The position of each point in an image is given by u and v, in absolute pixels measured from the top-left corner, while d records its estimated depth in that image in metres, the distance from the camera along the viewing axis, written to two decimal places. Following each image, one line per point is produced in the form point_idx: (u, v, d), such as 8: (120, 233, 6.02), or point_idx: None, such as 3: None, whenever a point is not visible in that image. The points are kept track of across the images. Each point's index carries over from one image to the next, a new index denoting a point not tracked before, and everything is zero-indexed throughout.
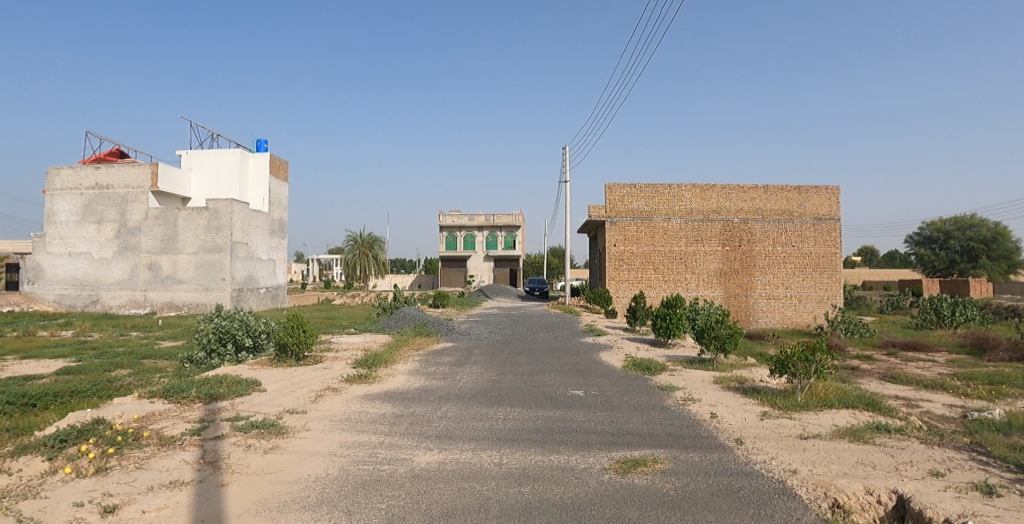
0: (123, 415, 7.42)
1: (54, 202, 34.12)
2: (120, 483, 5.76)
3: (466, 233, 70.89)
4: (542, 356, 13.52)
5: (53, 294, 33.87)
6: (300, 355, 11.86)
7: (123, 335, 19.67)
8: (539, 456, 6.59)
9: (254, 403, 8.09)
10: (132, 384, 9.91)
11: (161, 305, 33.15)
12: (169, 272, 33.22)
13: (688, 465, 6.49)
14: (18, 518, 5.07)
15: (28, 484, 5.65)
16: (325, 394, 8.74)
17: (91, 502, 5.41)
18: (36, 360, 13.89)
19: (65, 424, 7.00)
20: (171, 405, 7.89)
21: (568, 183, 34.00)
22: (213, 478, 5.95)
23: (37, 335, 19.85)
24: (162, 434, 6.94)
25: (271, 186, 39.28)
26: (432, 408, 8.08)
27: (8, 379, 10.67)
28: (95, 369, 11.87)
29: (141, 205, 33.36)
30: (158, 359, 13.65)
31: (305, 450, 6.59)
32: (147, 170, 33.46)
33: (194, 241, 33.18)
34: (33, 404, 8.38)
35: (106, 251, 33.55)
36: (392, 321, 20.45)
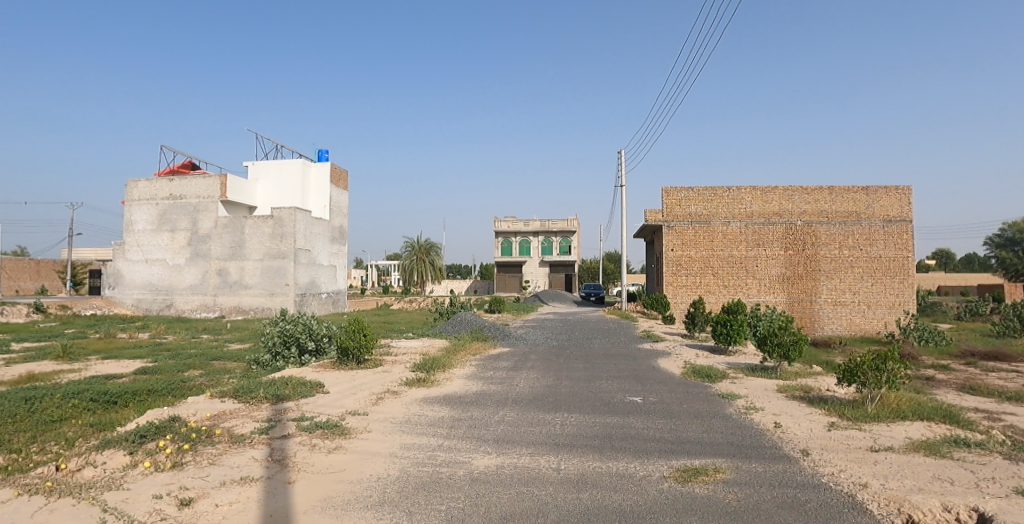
0: (197, 414, 7.78)
1: (133, 212, 36.31)
2: (195, 478, 6.11)
3: (522, 238, 71.07)
4: (598, 362, 13.40)
5: (131, 298, 36.04)
6: (360, 358, 12.17)
7: (196, 338, 20.78)
8: (598, 462, 6.54)
9: (319, 404, 8.32)
10: (203, 384, 10.41)
11: (229, 308, 34.70)
12: (237, 277, 34.79)
13: (751, 475, 6.28)
14: (104, 508, 5.51)
15: (112, 477, 6.06)
16: (385, 396, 8.93)
17: (169, 494, 5.80)
18: (116, 360, 14.83)
19: (143, 421, 7.40)
20: (242, 404, 8.26)
21: (623, 187, 33.67)
22: (281, 475, 6.22)
23: (117, 337, 21.18)
24: (232, 432, 7.23)
25: (333, 194, 40.51)
26: (489, 413, 8.12)
27: (93, 378, 11.41)
28: (169, 370, 12.55)
29: (211, 214, 35.14)
30: (226, 360, 14.33)
31: (367, 451, 6.74)
32: (217, 181, 35.19)
33: (260, 248, 34.66)
34: (114, 401, 8.88)
35: (180, 257, 35.50)
36: (450, 325, 20.73)
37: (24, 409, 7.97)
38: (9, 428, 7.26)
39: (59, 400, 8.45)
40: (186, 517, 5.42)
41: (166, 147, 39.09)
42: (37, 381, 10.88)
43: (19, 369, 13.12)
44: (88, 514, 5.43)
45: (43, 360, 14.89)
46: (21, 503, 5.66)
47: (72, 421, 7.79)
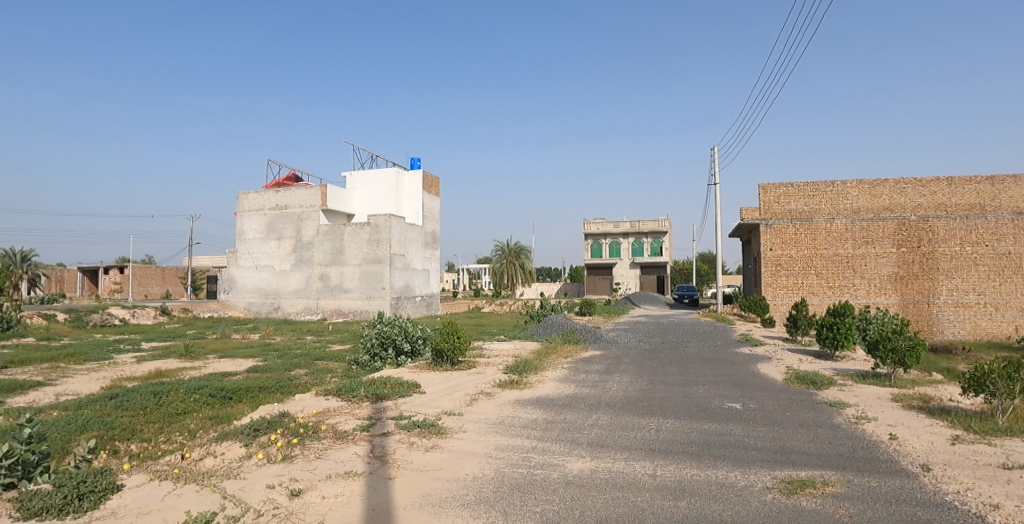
0: (304, 410, 8.29)
1: (244, 222, 39.39)
2: (304, 470, 6.52)
3: (612, 240, 70.29)
4: (694, 366, 12.99)
5: (243, 302, 39.05)
6: (454, 360, 12.52)
7: (301, 339, 22.23)
8: (695, 470, 6.36)
9: (415, 404, 8.64)
10: (308, 383, 11.10)
11: (331, 311, 36.67)
12: (337, 282, 36.78)
13: (864, 490, 5.87)
14: (225, 495, 6.08)
15: (230, 466, 6.59)
16: (479, 398, 9.14)
17: (281, 485, 6.25)
18: (232, 359, 16.15)
19: (257, 416, 7.99)
20: (344, 402, 8.73)
21: (717, 185, 32.49)
22: (382, 471, 6.52)
23: (233, 337, 23.07)
24: (336, 428, 7.64)
25: (425, 201, 41.97)
26: (581, 416, 8.10)
27: (212, 375, 12.49)
28: (278, 368, 13.50)
29: (313, 222, 37.44)
30: (328, 360, 15.20)
31: (463, 450, 6.94)
32: (318, 192, 37.46)
33: (358, 253, 36.47)
34: (230, 397, 9.62)
35: (285, 263, 38.06)
36: (540, 328, 20.91)
37: (155, 402, 8.85)
38: (144, 419, 8.08)
39: (184, 395, 9.31)
40: (297, 507, 5.85)
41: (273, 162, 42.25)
42: (167, 377, 12.06)
43: (152, 366, 14.62)
44: (211, 501, 6.02)
45: (171, 357, 16.49)
46: (154, 488, 6.31)
47: (194, 414, 8.51)
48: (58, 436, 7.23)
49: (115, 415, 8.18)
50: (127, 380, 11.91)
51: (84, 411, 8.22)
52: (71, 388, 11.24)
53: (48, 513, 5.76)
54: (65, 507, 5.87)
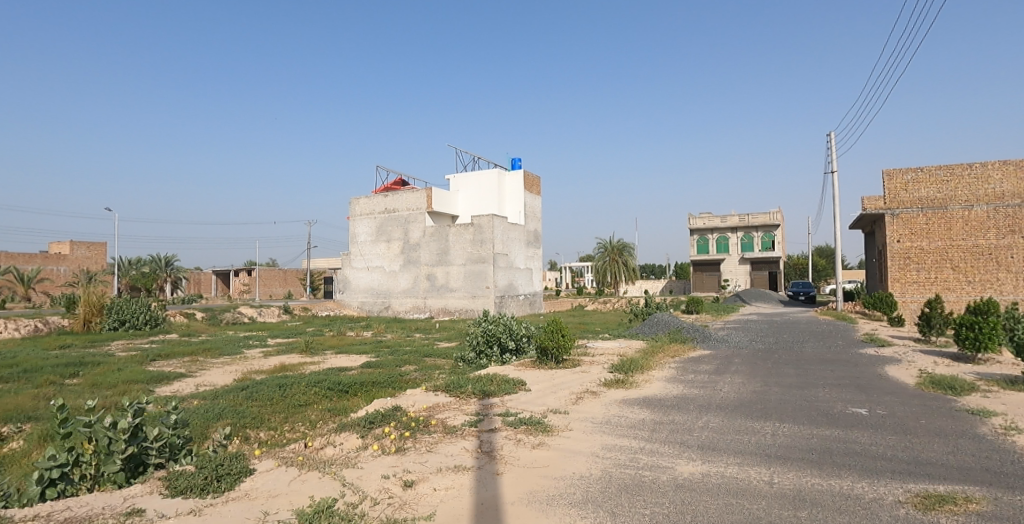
0: (415, 405, 8.59)
1: (356, 225, 41.54)
2: (416, 462, 6.76)
3: (719, 235, 68.08)
4: (812, 368, 12.25)
5: (356, 301, 41.27)
6: (559, 358, 12.54)
7: (410, 336, 23.22)
8: (816, 479, 5.98)
9: (521, 401, 8.73)
10: (417, 378, 11.53)
11: (438, 310, 37.98)
12: (443, 281, 38.04)
13: (1018, 510, 5.25)
14: (344, 483, 6.46)
15: (348, 455, 6.94)
16: (584, 396, 9.09)
17: (395, 476, 6.53)
18: (347, 354, 17.16)
19: (372, 409, 8.35)
20: (453, 398, 8.97)
21: (835, 173, 30.33)
22: (490, 466, 6.64)
23: (348, 334, 24.57)
24: (446, 422, 7.85)
25: (526, 201, 42.00)
26: (692, 417, 7.85)
27: (330, 369, 13.31)
28: (389, 364, 14.16)
29: (420, 224, 38.92)
30: (436, 357, 15.75)
31: (569, 449, 6.93)
32: (423, 194, 38.89)
33: (463, 253, 37.54)
34: (345, 391, 10.14)
35: (395, 264, 39.85)
36: (646, 327, 20.59)
37: (280, 394, 9.53)
38: (272, 409, 8.71)
39: (305, 388, 9.93)
40: (410, 498, 6.11)
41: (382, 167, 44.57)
42: (290, 371, 12.99)
43: (277, 360, 15.84)
44: (331, 488, 6.42)
45: (294, 353, 17.79)
46: (280, 473, 6.77)
47: (314, 406, 9.04)
48: (199, 423, 7.97)
49: (246, 405, 8.88)
50: (255, 372, 12.96)
51: (218, 401, 9.00)
52: (209, 379, 12.39)
53: (193, 492, 6.40)
54: (206, 488, 6.48)
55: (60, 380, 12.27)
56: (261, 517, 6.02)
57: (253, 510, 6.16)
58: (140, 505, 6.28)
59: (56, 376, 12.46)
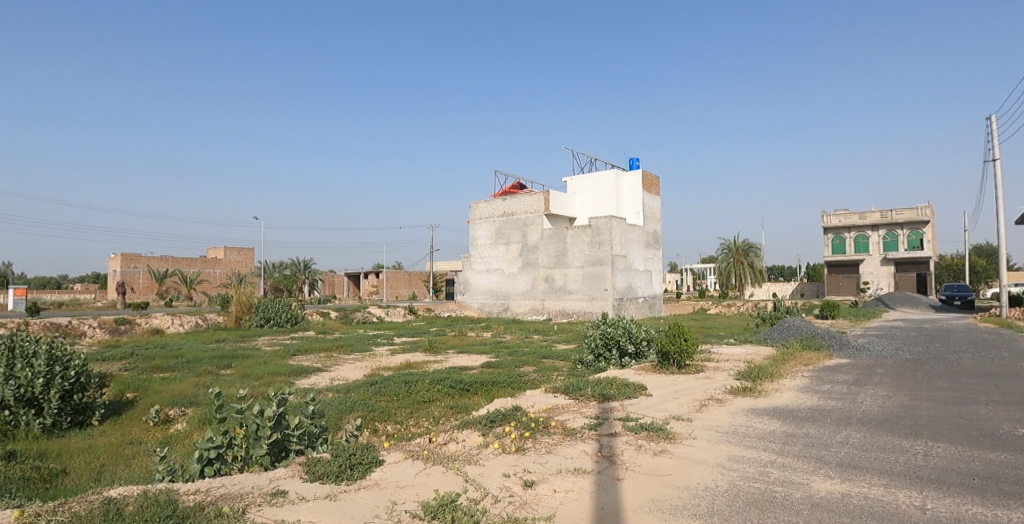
0: (535, 405, 8.67)
1: (475, 229, 42.88)
2: (536, 463, 6.85)
3: (858, 234, 63.25)
4: (972, 382, 10.99)
5: (476, 302, 42.71)
6: (682, 363, 12.20)
7: (529, 338, 23.64)
8: (979, 508, 5.36)
9: (642, 406, 8.57)
10: (535, 379, 11.67)
11: (556, 312, 38.42)
12: (562, 283, 38.46)
13: None
14: (466, 479, 6.68)
15: (470, 452, 7.16)
16: (709, 404, 8.77)
17: (515, 475, 6.67)
18: (468, 354, 17.79)
19: (493, 408, 8.51)
20: (572, 400, 8.99)
21: (997, 161, 27.14)
22: (610, 471, 6.60)
23: (470, 335, 25.50)
24: (565, 424, 7.85)
25: (645, 201, 41.16)
26: (829, 432, 7.35)
27: (453, 368, 13.87)
28: (509, 365, 14.49)
29: (537, 227, 39.70)
30: (554, 359, 15.90)
31: (693, 458, 6.74)
32: (541, 197, 39.57)
33: (581, 256, 37.76)
34: (467, 389, 10.42)
35: (514, 266, 40.85)
36: (775, 332, 19.56)
37: (406, 390, 10.02)
38: (398, 404, 9.17)
39: (429, 385, 10.35)
40: (530, 498, 6.21)
41: (501, 172, 45.89)
42: (415, 369, 13.67)
43: (403, 358, 16.74)
44: (454, 483, 6.66)
45: (418, 351, 18.74)
46: (407, 465, 7.08)
47: (437, 403, 9.37)
48: (333, 415, 8.58)
49: (375, 399, 9.42)
50: (383, 369, 13.78)
51: (350, 395, 9.64)
52: (342, 373, 13.34)
53: (328, 478, 6.88)
54: (341, 475, 6.94)
55: (217, 370, 13.80)
56: (390, 507, 6.39)
57: (383, 499, 6.54)
58: (284, 487, 6.87)
59: (213, 366, 14.01)
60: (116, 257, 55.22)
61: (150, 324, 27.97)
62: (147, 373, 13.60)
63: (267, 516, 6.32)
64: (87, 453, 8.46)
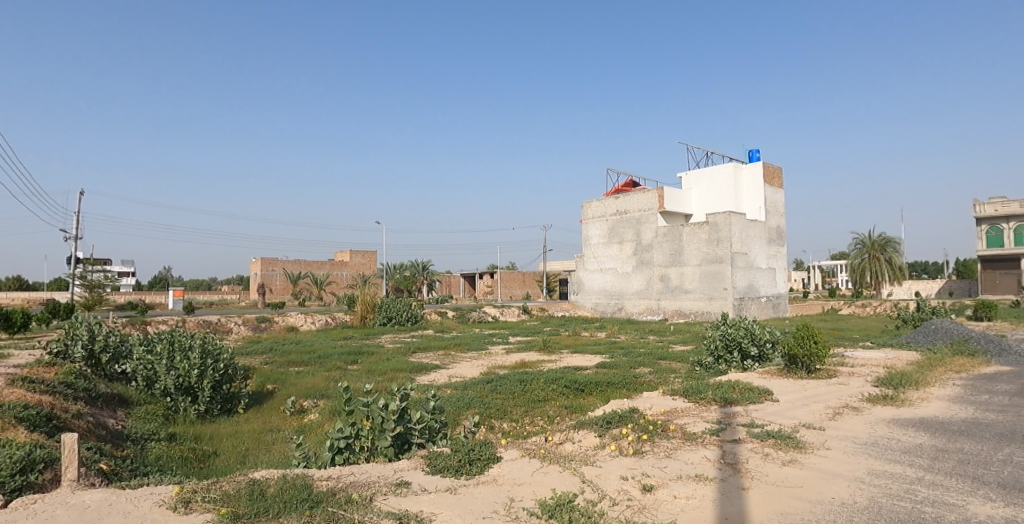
0: (652, 407, 8.46)
1: (588, 228, 43.47)
2: (655, 467, 6.70)
3: (1018, 224, 56.11)
4: None
5: (590, 302, 42.96)
6: (811, 367, 11.45)
7: (643, 339, 23.24)
8: None
9: (767, 412, 8.13)
10: (652, 380, 11.41)
11: (672, 312, 37.54)
12: (677, 282, 37.62)
13: None
14: (583, 479, 6.64)
15: (587, 453, 7.13)
16: (843, 412, 8.15)
17: (633, 478, 6.55)
18: (582, 354, 17.83)
19: (609, 409, 8.40)
20: (691, 404, 8.69)
21: None
22: (734, 480, 6.31)
23: (585, 335, 25.54)
24: (685, 428, 7.60)
25: (767, 194, 38.84)
26: (991, 449, 6.56)
27: (567, 368, 13.93)
28: (624, 366, 14.32)
29: (651, 225, 39.29)
30: (671, 360, 15.55)
31: (827, 471, 6.29)
32: (654, 195, 39.16)
33: (698, 254, 36.68)
34: (581, 389, 10.37)
35: (628, 265, 40.70)
36: (920, 335, 17.84)
37: (521, 388, 10.17)
38: (514, 403, 9.31)
39: (543, 384, 10.42)
40: (649, 502, 6.06)
41: (614, 170, 45.93)
42: (529, 367, 13.86)
43: (517, 357, 17.04)
44: (571, 483, 6.64)
45: (532, 351, 19.01)
46: (524, 463, 7.15)
47: (552, 403, 9.41)
48: (452, 411, 8.89)
49: (491, 397, 9.64)
50: (498, 367, 14.10)
51: (467, 391, 9.95)
52: (459, 371, 13.81)
53: (449, 471, 7.09)
54: (460, 469, 7.12)
55: (345, 365, 14.77)
56: (508, 503, 6.48)
57: (501, 496, 6.66)
58: (407, 478, 7.16)
59: (342, 362, 15.01)
60: (257, 262, 60.46)
61: (286, 322, 30.51)
62: (284, 366, 14.85)
63: (393, 505, 6.65)
64: (233, 438, 9.33)
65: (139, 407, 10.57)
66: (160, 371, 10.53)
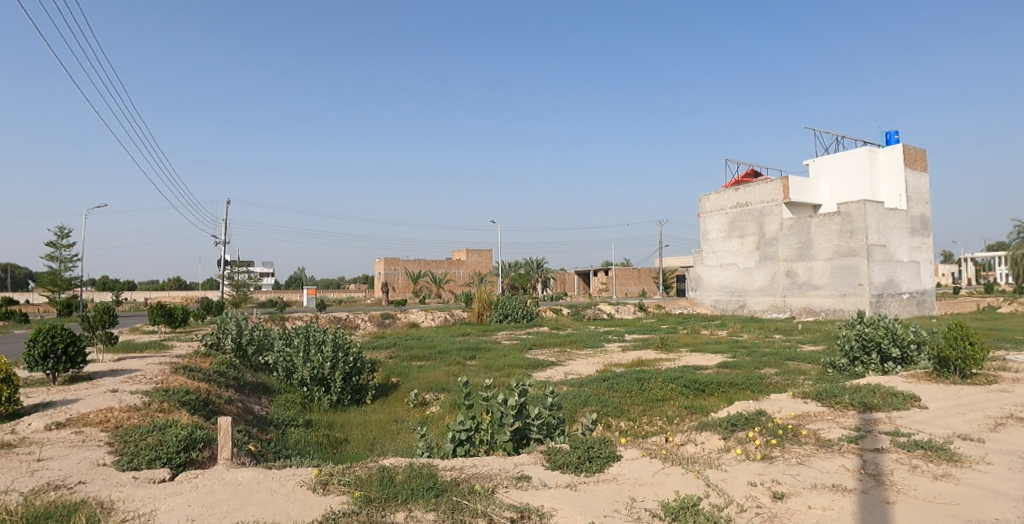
0: (782, 411, 8.12)
1: (707, 222, 42.30)
2: (786, 474, 6.38)
3: None
4: None
5: (710, 299, 42.06)
6: (966, 372, 10.39)
7: (769, 338, 22.21)
8: None
9: (915, 420, 7.49)
10: (779, 382, 10.94)
11: (800, 309, 35.72)
12: (806, 278, 35.55)
13: None
14: (708, 483, 6.43)
15: (710, 456, 6.96)
16: (1008, 424, 7.33)
17: (762, 484, 6.27)
18: (702, 353, 17.38)
19: (734, 411, 8.17)
20: (824, 408, 8.23)
21: None
22: (877, 492, 5.86)
23: (705, 333, 24.84)
24: (819, 434, 7.21)
25: (909, 180, 35.59)
26: None
27: (686, 367, 13.68)
28: (747, 366, 13.81)
29: (776, 217, 37.38)
30: (801, 362, 14.78)
31: (988, 488, 5.71)
32: (779, 185, 37.15)
33: (828, 247, 34.40)
34: (702, 389, 10.24)
35: (750, 261, 39.18)
36: None
37: (639, 387, 10.19)
38: (632, 402, 9.35)
39: (662, 383, 10.32)
40: (781, 511, 5.77)
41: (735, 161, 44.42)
42: (647, 366, 13.75)
43: (634, 355, 16.93)
44: (695, 486, 6.45)
45: (649, 349, 18.79)
46: (645, 463, 7.10)
47: (671, 402, 9.45)
48: (570, 408, 9.07)
49: (607, 394, 9.86)
50: (614, 366, 14.12)
51: (583, 389, 10.13)
52: (574, 368, 13.98)
53: (568, 468, 7.15)
54: (580, 466, 7.17)
55: (464, 360, 15.41)
56: (629, 503, 6.39)
57: (621, 495, 6.58)
58: (528, 472, 7.29)
59: (461, 357, 15.67)
60: (381, 262, 64.49)
61: (408, 318, 32.24)
62: (408, 361, 15.74)
63: (514, 498, 6.77)
64: (362, 427, 10.01)
65: (281, 395, 11.82)
66: (298, 362, 11.57)
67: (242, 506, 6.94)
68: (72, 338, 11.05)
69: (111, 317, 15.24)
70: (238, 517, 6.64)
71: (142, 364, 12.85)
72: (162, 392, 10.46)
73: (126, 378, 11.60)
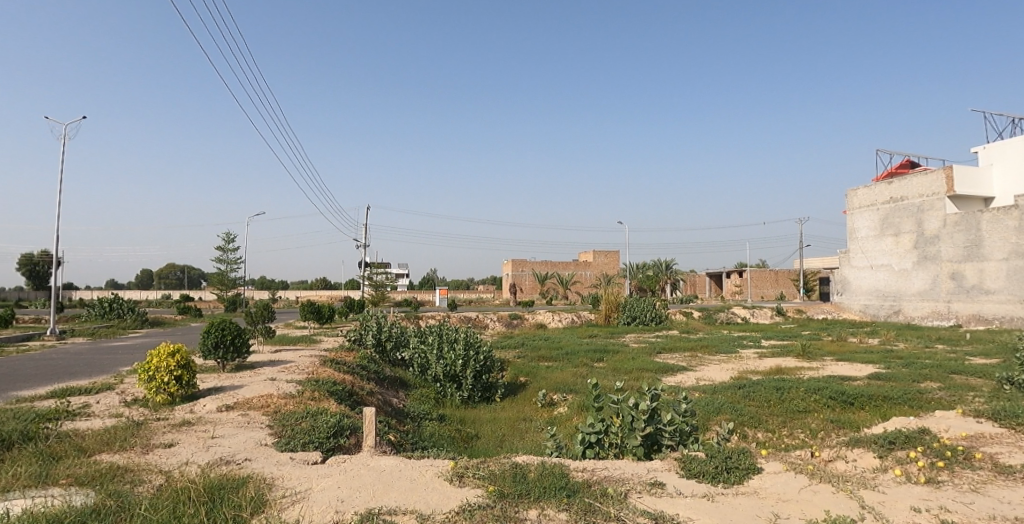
0: (950, 431, 7.55)
1: (855, 220, 39.40)
2: (957, 501, 5.81)
3: None
4: None
5: (858, 304, 38.98)
6: None
7: (930, 348, 20.19)
8: None
9: None
10: (943, 400, 10.16)
11: (968, 317, 32.06)
12: (976, 281, 31.79)
13: None
14: (863, 504, 5.94)
15: (865, 475, 6.57)
16: None
17: (929, 510, 5.68)
18: (851, 363, 16.26)
19: (892, 428, 7.71)
20: (1002, 430, 7.54)
21: None
22: None
23: (853, 340, 23.16)
24: (996, 460, 6.60)
25: None
26: None
27: (833, 377, 12.90)
28: (904, 378, 12.73)
29: (938, 212, 33.83)
30: (971, 376, 13.36)
31: None
32: (942, 176, 33.62)
33: (1004, 245, 30.46)
34: (851, 402, 9.96)
35: (906, 261, 35.71)
36: None
37: (778, 397, 10.29)
38: (770, 412, 9.50)
39: (805, 394, 10.32)
40: None
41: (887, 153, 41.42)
42: (786, 374, 13.13)
43: (772, 362, 16.19)
44: (848, 507, 5.97)
45: (789, 356, 17.87)
46: (791, 479, 6.81)
47: (815, 414, 9.44)
48: (703, 415, 9.38)
49: (743, 403, 10.01)
50: (750, 373, 13.63)
51: (717, 396, 10.45)
52: (707, 374, 13.69)
53: (705, 477, 6.97)
54: (717, 477, 6.97)
55: (592, 362, 15.57)
56: (772, 518, 5.99)
57: (764, 510, 6.18)
58: (661, 479, 7.14)
59: (589, 359, 15.87)
60: (509, 264, 66.55)
61: (536, 319, 32.99)
62: (536, 361, 16.17)
63: (647, 504, 6.52)
64: (493, 425, 10.47)
65: (417, 389, 12.70)
66: (432, 360, 12.41)
67: (385, 492, 7.17)
68: (238, 331, 12.47)
69: (269, 314, 17.10)
70: (383, 502, 6.83)
71: (295, 356, 14.22)
72: (313, 382, 11.57)
73: (283, 368, 12.95)
